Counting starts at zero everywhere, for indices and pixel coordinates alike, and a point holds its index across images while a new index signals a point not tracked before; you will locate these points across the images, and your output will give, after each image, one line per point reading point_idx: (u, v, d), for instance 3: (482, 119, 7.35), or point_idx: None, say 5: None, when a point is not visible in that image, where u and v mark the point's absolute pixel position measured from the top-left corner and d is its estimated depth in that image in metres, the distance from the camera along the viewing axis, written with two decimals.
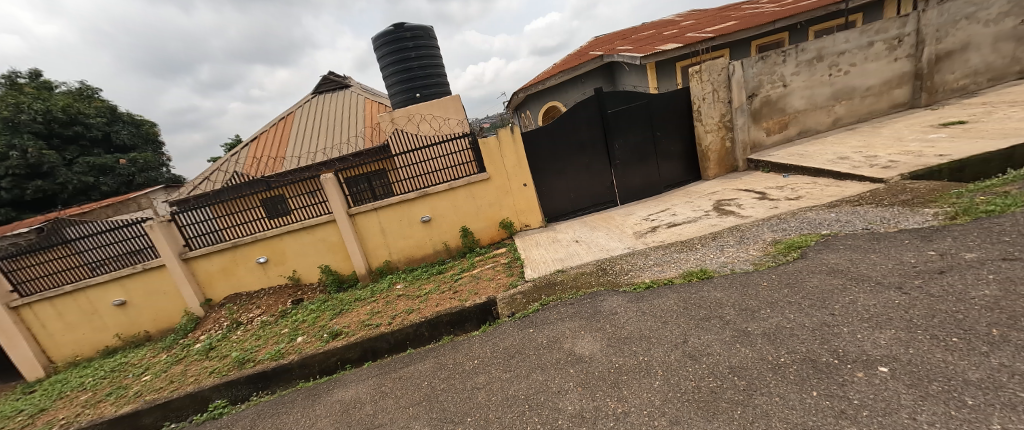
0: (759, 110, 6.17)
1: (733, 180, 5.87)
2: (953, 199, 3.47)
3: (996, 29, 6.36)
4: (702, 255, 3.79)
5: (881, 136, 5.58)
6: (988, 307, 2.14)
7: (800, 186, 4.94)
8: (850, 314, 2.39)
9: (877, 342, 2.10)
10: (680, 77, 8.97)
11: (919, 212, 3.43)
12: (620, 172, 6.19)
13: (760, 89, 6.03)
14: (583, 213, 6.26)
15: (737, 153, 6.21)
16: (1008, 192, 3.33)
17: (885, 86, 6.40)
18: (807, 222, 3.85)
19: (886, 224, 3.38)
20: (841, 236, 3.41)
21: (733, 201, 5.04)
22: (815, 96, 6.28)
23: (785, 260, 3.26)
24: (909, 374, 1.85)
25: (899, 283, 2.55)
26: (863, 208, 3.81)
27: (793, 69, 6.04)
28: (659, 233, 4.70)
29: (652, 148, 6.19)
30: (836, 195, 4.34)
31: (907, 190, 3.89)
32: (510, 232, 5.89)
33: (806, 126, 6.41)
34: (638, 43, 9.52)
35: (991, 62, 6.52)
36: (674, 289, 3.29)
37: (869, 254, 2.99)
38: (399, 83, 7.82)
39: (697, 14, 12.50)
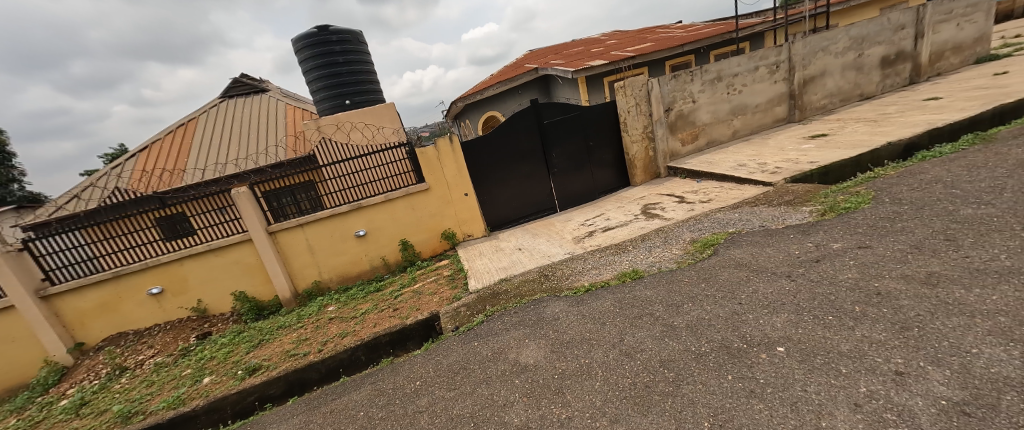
0: (675, 122, 6.83)
1: (657, 186, 6.43)
2: (822, 198, 4.16)
3: (845, 59, 7.81)
4: (634, 257, 4.06)
5: (769, 146, 6.52)
6: (853, 288, 2.57)
7: (710, 190, 5.56)
8: (754, 302, 2.72)
9: (775, 325, 2.41)
10: (608, 91, 9.62)
11: (800, 210, 4.05)
12: (558, 180, 6.42)
13: (674, 104, 6.69)
14: (524, 220, 6.38)
15: (658, 161, 6.83)
16: (859, 192, 4.08)
17: (769, 104, 7.51)
18: (717, 223, 4.33)
19: (776, 221, 3.94)
20: (744, 233, 3.89)
21: (657, 205, 5.50)
22: (718, 111, 7.15)
23: (702, 257, 3.63)
24: (800, 351, 2.15)
25: (789, 272, 2.97)
26: (760, 208, 4.40)
27: (700, 87, 6.81)
28: (596, 237, 4.95)
29: (587, 157, 6.52)
30: (738, 197, 4.96)
31: (790, 192, 4.58)
32: (452, 242, 5.76)
33: (713, 138, 7.25)
34: (568, 58, 10.04)
35: (843, 86, 7.97)
36: (609, 291, 3.48)
37: (766, 248, 3.45)
38: (326, 90, 7.33)
39: (619, 34, 13.62)
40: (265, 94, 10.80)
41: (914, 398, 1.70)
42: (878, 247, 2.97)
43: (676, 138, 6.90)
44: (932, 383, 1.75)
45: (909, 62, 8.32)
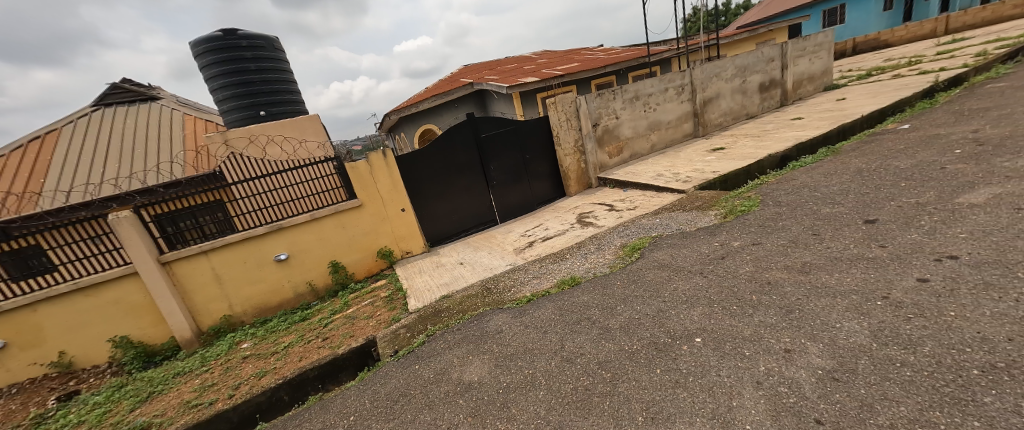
0: (602, 137, 7.31)
1: (589, 196, 6.82)
2: (723, 203, 4.77)
3: (734, 84, 9.12)
4: (571, 264, 4.24)
5: (681, 158, 7.31)
6: (752, 279, 2.97)
7: (635, 198, 6.05)
8: (676, 298, 3.00)
9: (693, 318, 2.69)
10: (541, 108, 10.01)
11: (707, 214, 4.58)
12: (498, 192, 6.50)
13: (601, 120, 7.18)
14: (463, 234, 6.31)
15: (590, 173, 7.25)
16: (751, 196, 4.76)
17: (678, 121, 8.45)
18: (642, 228, 4.72)
19: (690, 225, 4.42)
20: (665, 237, 4.29)
21: (590, 214, 5.83)
22: (638, 126, 7.83)
23: (631, 261, 3.92)
24: (713, 340, 2.41)
25: (702, 269, 3.34)
26: (677, 213, 4.88)
27: (621, 105, 7.43)
28: (536, 247, 5.08)
29: (524, 169, 6.70)
30: (659, 204, 5.47)
31: (699, 198, 5.17)
32: (389, 261, 5.50)
33: (635, 150, 7.93)
34: (502, 74, 10.33)
35: (734, 107, 9.28)
36: (550, 299, 3.58)
37: (684, 249, 3.84)
38: (235, 99, 6.63)
39: (548, 54, 14.39)
40: (156, 104, 9.42)
41: (800, 370, 2.01)
42: (768, 243, 3.47)
43: (603, 151, 7.41)
44: (810, 356, 2.08)
45: (780, 88, 9.97)
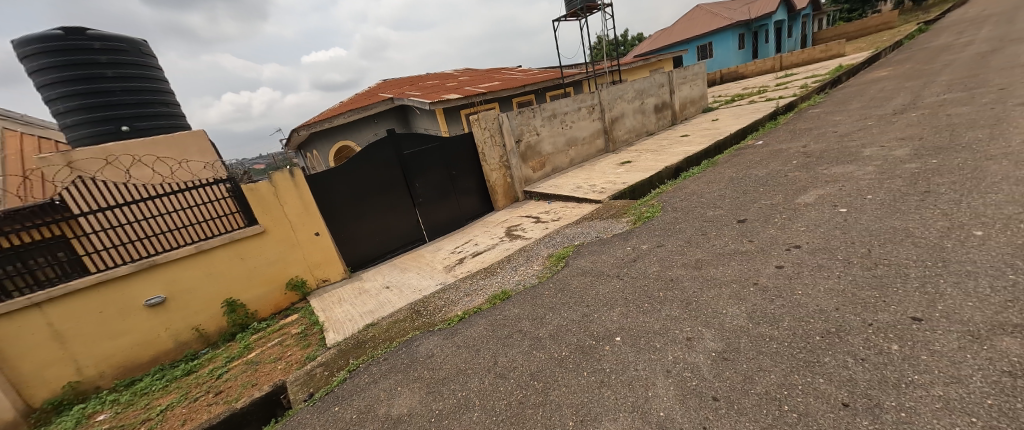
0: (525, 152, 7.59)
1: (517, 209, 6.98)
2: (632, 211, 5.28)
3: (635, 105, 10.25)
4: (501, 278, 4.28)
5: (596, 171, 7.93)
6: (660, 278, 3.31)
7: (559, 209, 6.37)
8: (597, 302, 3.22)
9: (613, 319, 2.90)
10: (465, 124, 10.09)
11: (621, 221, 5.03)
12: (425, 210, 6.34)
13: (523, 136, 7.47)
14: (390, 256, 6.02)
15: (516, 186, 7.43)
16: (655, 204, 5.34)
17: (591, 138, 9.18)
18: (566, 237, 4.99)
19: (607, 232, 4.80)
20: (586, 245, 4.58)
21: (518, 227, 5.99)
22: (557, 142, 8.31)
23: (557, 270, 4.10)
24: (631, 338, 2.63)
25: (619, 272, 3.63)
26: (596, 222, 5.26)
27: (541, 122, 7.83)
28: (466, 263, 5.04)
29: (451, 186, 6.64)
30: (580, 214, 5.84)
31: (613, 207, 5.64)
32: (302, 292, 4.98)
33: (556, 165, 8.37)
34: (424, 90, 10.24)
35: (636, 125, 10.40)
36: (481, 315, 3.57)
37: (602, 255, 4.15)
38: (80, 113, 4.65)
39: (469, 72, 14.68)
40: None
41: (701, 355, 2.29)
42: (670, 244, 3.92)
43: (527, 166, 7.68)
44: (706, 341, 2.39)
45: (671, 109, 11.48)
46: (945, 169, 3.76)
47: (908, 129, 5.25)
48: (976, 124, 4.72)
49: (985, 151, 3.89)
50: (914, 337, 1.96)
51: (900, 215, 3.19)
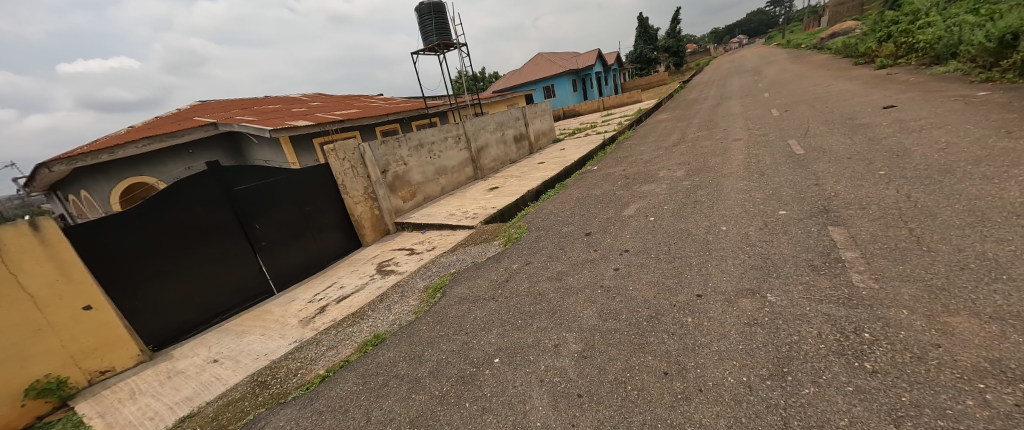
0: (393, 182, 7.30)
1: (389, 242, 6.55)
2: (502, 233, 5.62)
3: (496, 135, 11.05)
4: (373, 321, 3.94)
5: (466, 198, 8.15)
6: (531, 294, 3.58)
7: (433, 238, 6.27)
8: (475, 328, 3.27)
9: (491, 342, 3.00)
10: (319, 153, 9.17)
11: (493, 244, 5.28)
12: (270, 255, 5.40)
13: (389, 166, 7.18)
14: (223, 318, 4.87)
15: (386, 218, 6.99)
16: (522, 225, 5.81)
17: (460, 166, 9.44)
18: (441, 266, 4.95)
19: (480, 256, 4.97)
20: (462, 272, 4.62)
21: (390, 261, 5.64)
22: (426, 171, 8.26)
23: (435, 301, 4.00)
24: (508, 358, 2.74)
25: (494, 295, 3.78)
26: (471, 247, 5.38)
27: (407, 152, 7.68)
28: (330, 311, 4.46)
29: (304, 224, 5.83)
30: (454, 241, 5.89)
31: (485, 232, 5.89)
32: (58, 398, 3.45)
33: (427, 194, 8.28)
34: (262, 115, 8.93)
35: (500, 154, 11.19)
36: (352, 368, 3.21)
37: (478, 280, 4.25)
38: None
39: (321, 97, 13.51)
40: None
41: (567, 358, 2.55)
42: (536, 261, 4.30)
43: (397, 196, 7.38)
44: (569, 345, 2.68)
45: (528, 139, 12.79)
46: (705, 184, 5.21)
47: (683, 156, 7.10)
48: (720, 152, 6.72)
49: (725, 171, 5.56)
50: (698, 309, 2.64)
51: (685, 219, 4.26)
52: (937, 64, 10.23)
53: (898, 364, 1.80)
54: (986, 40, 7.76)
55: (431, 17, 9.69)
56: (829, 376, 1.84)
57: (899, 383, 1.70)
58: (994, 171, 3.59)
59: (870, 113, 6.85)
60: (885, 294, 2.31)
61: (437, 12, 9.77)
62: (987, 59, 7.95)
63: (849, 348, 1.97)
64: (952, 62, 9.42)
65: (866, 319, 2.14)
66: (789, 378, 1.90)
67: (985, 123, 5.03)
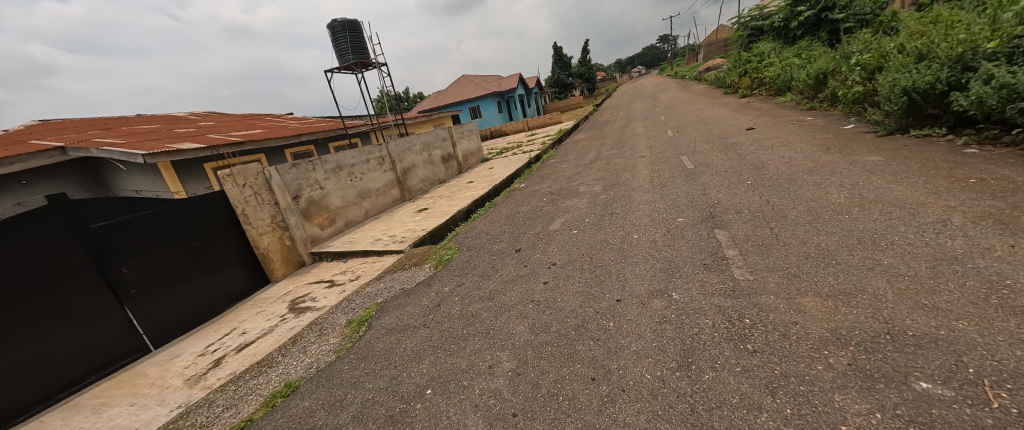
0: (307, 209, 6.70)
1: (303, 275, 5.92)
2: (433, 255, 5.47)
3: (423, 156, 10.84)
4: (285, 367, 3.51)
5: (393, 221, 7.80)
6: (464, 316, 3.51)
7: (356, 266, 5.84)
8: (405, 359, 3.09)
9: (423, 372, 2.86)
10: (212, 179, 8.09)
11: (423, 268, 5.10)
12: (144, 304, 4.50)
13: (301, 191, 6.59)
14: (74, 391, 3.85)
15: (299, 249, 6.32)
16: (453, 246, 5.72)
17: (385, 188, 9.03)
18: (367, 297, 4.62)
19: (410, 281, 4.76)
20: (390, 300, 4.36)
21: (306, 296, 5.09)
22: (346, 195, 7.75)
23: (359, 336, 3.70)
24: (442, 387, 2.63)
25: (426, 321, 3.62)
26: (398, 273, 5.14)
27: (323, 175, 7.14)
28: (229, 362, 3.85)
29: (191, 263, 5.02)
30: (380, 268, 5.55)
31: (415, 255, 5.68)
32: None
33: (348, 219, 7.75)
34: (134, 137, 7.62)
35: (427, 175, 10.99)
36: (258, 426, 2.80)
37: (408, 307, 4.05)
38: None
39: (215, 116, 12.02)
40: None
41: (500, 377, 2.54)
42: (468, 282, 4.25)
43: (313, 224, 6.79)
44: (503, 365, 2.66)
45: (456, 160, 12.78)
46: (618, 198, 5.69)
47: (599, 172, 7.70)
48: (629, 168, 7.42)
49: (634, 184, 6.15)
50: (616, 313, 2.85)
51: (603, 230, 4.59)
52: (779, 95, 12.72)
53: (771, 342, 2.15)
54: (807, 78, 9.89)
55: (346, 36, 9.33)
56: (723, 360, 2.12)
57: (773, 358, 2.03)
58: (823, 179, 4.55)
59: (739, 133, 8.19)
60: (757, 283, 2.76)
61: (352, 31, 9.44)
62: (809, 92, 10.13)
63: (735, 333, 2.30)
64: (789, 94, 11.82)
65: (745, 307, 2.52)
66: (693, 366, 2.13)
67: (812, 141, 6.38)
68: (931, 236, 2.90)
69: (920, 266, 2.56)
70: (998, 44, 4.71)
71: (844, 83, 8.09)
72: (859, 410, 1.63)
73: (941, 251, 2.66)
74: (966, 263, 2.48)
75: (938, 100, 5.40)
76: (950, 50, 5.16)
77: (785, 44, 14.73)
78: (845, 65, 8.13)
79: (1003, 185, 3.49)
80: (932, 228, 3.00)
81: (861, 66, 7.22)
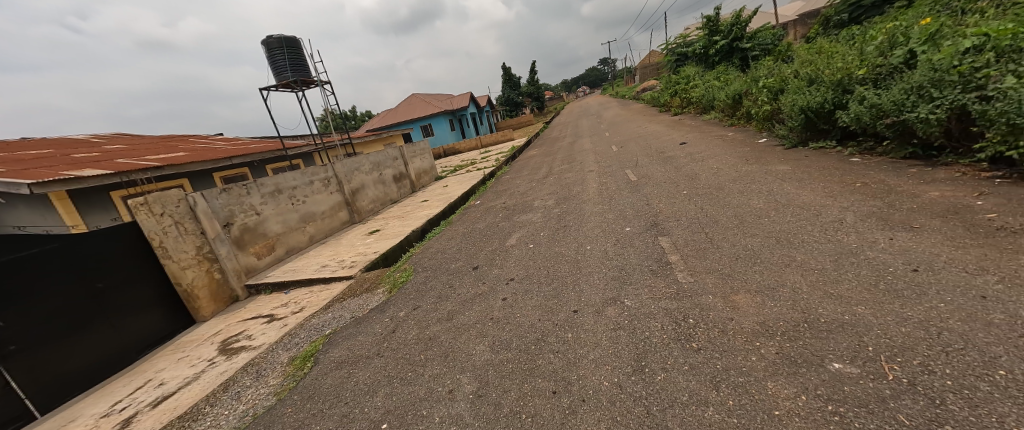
0: (240, 237, 6.12)
1: (237, 312, 5.32)
2: (387, 279, 5.21)
3: (373, 176, 10.41)
4: (214, 417, 3.10)
5: (342, 245, 7.35)
6: (421, 340, 3.34)
7: (300, 297, 5.37)
8: (357, 394, 2.85)
9: (376, 405, 2.65)
10: (121, 209, 7.18)
11: (375, 293, 4.83)
12: (29, 361, 3.70)
13: (233, 218, 6.03)
14: None
15: (231, 282, 5.69)
16: (407, 267, 5.49)
17: (331, 211, 8.52)
18: (313, 329, 4.26)
19: (362, 308, 4.47)
20: (340, 330, 4.05)
21: (240, 335, 4.57)
22: (287, 220, 7.20)
23: (303, 374, 3.38)
24: (398, 418, 2.45)
25: (380, 349, 3.40)
26: (348, 301, 4.81)
27: (260, 199, 6.60)
28: (142, 420, 3.31)
29: (91, 308, 4.30)
30: (327, 297, 5.15)
31: (367, 280, 5.37)
32: None
33: (290, 246, 7.18)
34: (18, 164, 6.57)
35: (378, 195, 10.56)
36: None
37: (359, 336, 3.78)
38: None
39: (127, 138, 10.75)
40: None
41: (460, 400, 2.42)
42: (424, 304, 4.08)
43: (248, 253, 6.21)
44: (464, 388, 2.54)
45: (408, 179, 12.45)
46: (569, 211, 5.84)
47: (551, 187, 7.87)
48: (578, 182, 7.68)
49: (584, 197, 6.35)
50: (572, 323, 2.88)
51: (556, 243, 4.66)
52: (704, 113, 14.03)
53: (712, 339, 2.30)
54: (726, 98, 11.04)
55: (283, 52, 8.86)
56: (672, 361, 2.20)
57: (715, 354, 2.17)
58: (746, 187, 5.02)
59: (674, 147, 8.84)
60: (696, 285, 2.94)
61: (290, 47, 9.00)
62: (728, 110, 11.28)
63: (682, 333, 2.42)
64: (711, 112, 13.09)
65: (687, 308, 2.67)
66: (645, 368, 2.20)
67: (734, 154, 7.05)
68: (833, 233, 3.32)
69: (826, 260, 2.90)
70: (865, 71, 5.51)
71: (755, 103, 9.14)
72: (789, 394, 1.80)
73: (842, 246, 3.05)
74: (860, 255, 2.87)
75: (828, 117, 6.25)
76: (832, 75, 5.99)
77: (705, 69, 16.41)
78: (755, 88, 9.22)
79: (882, 188, 4.09)
80: (833, 226, 3.42)
81: (767, 88, 8.22)
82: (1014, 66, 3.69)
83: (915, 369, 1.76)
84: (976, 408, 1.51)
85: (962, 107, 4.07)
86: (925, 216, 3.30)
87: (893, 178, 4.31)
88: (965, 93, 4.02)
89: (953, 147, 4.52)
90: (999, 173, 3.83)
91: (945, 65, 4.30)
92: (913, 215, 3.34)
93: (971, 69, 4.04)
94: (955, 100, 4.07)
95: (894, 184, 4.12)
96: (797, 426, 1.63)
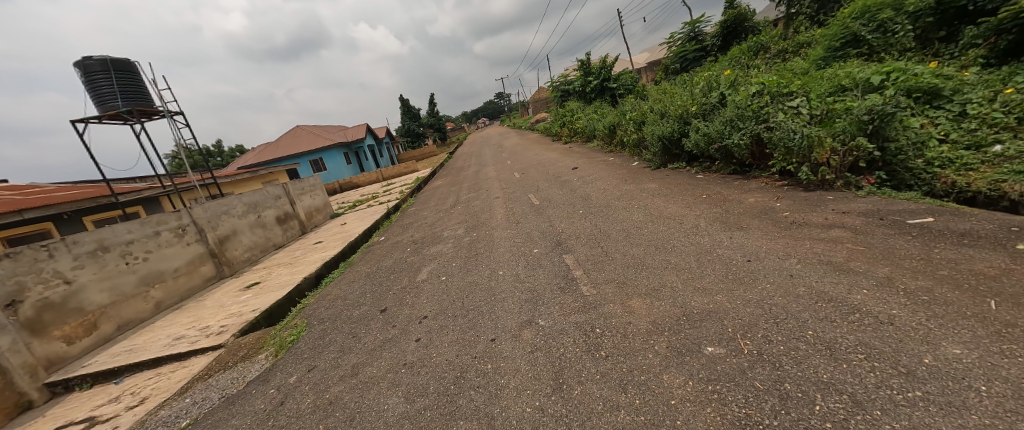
0: (35, 319, 4.55)
1: (30, 425, 3.79)
2: (271, 340, 4.35)
3: (249, 219, 8.83)
4: None
5: (206, 308, 5.96)
6: (317, 408, 2.78)
7: (140, 384, 4.10)
8: None
9: None
10: None
11: (255, 361, 3.96)
12: None
13: (23, 293, 4.48)
14: None
15: (19, 383, 4.08)
16: (296, 323, 4.70)
17: (189, 266, 6.91)
18: (159, 425, 3.25)
19: (235, 383, 3.60)
20: (201, 419, 3.18)
21: None
22: (118, 286, 5.61)
23: None
24: None
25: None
26: (214, 378, 3.83)
27: (69, 264, 5.04)
28: None
29: None
30: (184, 377, 4.02)
31: (242, 346, 4.41)
32: None
33: (123, 318, 5.57)
34: None
35: (257, 241, 9.02)
36: None
37: (229, 421, 3.00)
38: None
39: None
40: None
41: None
42: (320, 363, 3.47)
43: (53, 339, 4.63)
44: None
45: (296, 219, 10.96)
46: (478, 239, 5.73)
47: (459, 217, 7.70)
48: (486, 209, 7.66)
49: (493, 224, 6.34)
50: (487, 353, 2.73)
51: (468, 274, 4.47)
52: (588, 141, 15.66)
53: (616, 344, 2.38)
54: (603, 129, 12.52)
55: (108, 77, 7.20)
56: (586, 373, 2.20)
57: (620, 358, 2.24)
58: (630, 203, 5.60)
59: (568, 172, 9.54)
60: (597, 296, 3.07)
61: (119, 72, 7.37)
62: (605, 138, 12.76)
63: (591, 344, 2.45)
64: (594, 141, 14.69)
65: (592, 319, 2.75)
66: (563, 387, 2.14)
67: (617, 175, 7.90)
68: (696, 236, 3.84)
69: (690, 259, 3.33)
70: (695, 108, 6.84)
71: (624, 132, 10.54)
72: (679, 383, 1.95)
73: (699, 246, 3.56)
74: (711, 252, 3.37)
75: (676, 144, 7.47)
76: (676, 111, 7.25)
77: (585, 104, 18.47)
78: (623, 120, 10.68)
79: (719, 198, 4.94)
80: (693, 231, 3.98)
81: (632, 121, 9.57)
82: (781, 106, 5.07)
83: (760, 342, 2.10)
84: (800, 364, 1.89)
85: (756, 135, 5.33)
86: (749, 217, 4.06)
87: (723, 189, 5.28)
88: (757, 125, 5.28)
89: (757, 164, 5.70)
90: (785, 182, 4.94)
91: (743, 104, 5.61)
92: (745, 216, 4.09)
93: (758, 107, 5.37)
94: (751, 130, 5.34)
95: (726, 194, 5.02)
96: (689, 411, 1.77)
